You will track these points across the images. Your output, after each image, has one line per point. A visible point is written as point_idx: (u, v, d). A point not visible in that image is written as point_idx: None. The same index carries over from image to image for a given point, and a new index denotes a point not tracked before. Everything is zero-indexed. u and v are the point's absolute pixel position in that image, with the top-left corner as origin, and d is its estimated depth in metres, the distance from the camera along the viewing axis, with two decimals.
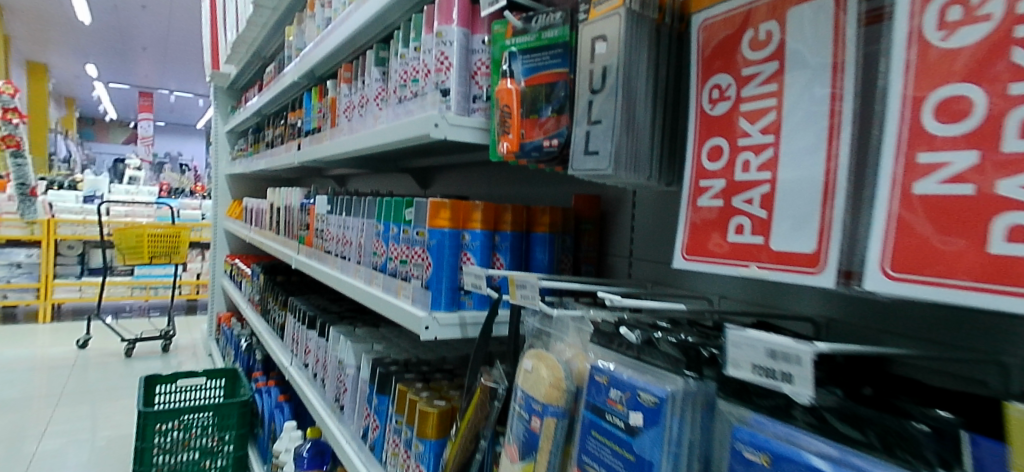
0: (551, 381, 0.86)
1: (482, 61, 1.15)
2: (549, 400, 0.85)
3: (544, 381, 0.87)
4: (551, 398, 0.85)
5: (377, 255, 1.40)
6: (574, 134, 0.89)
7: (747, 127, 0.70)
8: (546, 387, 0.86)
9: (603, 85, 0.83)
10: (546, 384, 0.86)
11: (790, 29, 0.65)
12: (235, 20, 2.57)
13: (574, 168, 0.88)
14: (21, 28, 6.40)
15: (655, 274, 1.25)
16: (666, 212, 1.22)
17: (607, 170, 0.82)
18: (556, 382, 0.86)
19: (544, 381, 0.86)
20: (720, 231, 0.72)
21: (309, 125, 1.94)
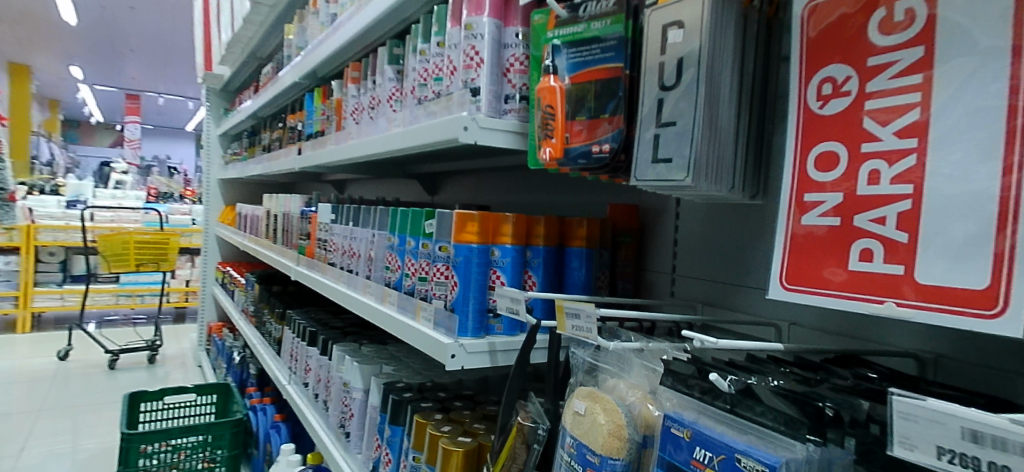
0: (609, 427, 0.71)
1: (516, 56, 1.01)
2: (606, 451, 0.70)
3: (600, 426, 0.72)
4: (609, 450, 0.70)
5: (390, 271, 1.25)
6: (637, 137, 0.75)
7: (875, 129, 0.57)
8: (602, 433, 0.71)
9: (679, 80, 0.70)
10: (603, 431, 0.71)
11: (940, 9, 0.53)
12: (230, 18, 2.42)
13: (638, 178, 0.75)
14: (3, 28, 6.20)
15: (707, 294, 1.12)
16: (717, 225, 1.10)
17: (683, 181, 0.69)
18: (615, 429, 0.71)
19: (600, 428, 0.71)
20: (836, 255, 0.59)
21: (310, 128, 1.80)
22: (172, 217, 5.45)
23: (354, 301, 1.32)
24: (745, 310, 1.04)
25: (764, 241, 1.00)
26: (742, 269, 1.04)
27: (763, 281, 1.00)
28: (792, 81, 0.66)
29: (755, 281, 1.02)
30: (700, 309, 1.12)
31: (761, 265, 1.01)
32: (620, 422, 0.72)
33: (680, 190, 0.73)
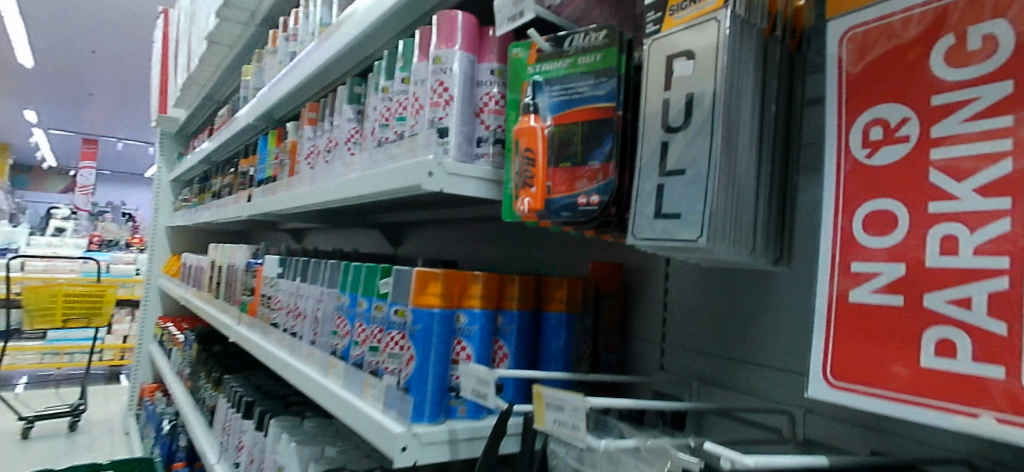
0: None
1: (491, 95, 0.89)
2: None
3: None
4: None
5: (338, 337, 1.06)
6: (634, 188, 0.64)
7: (947, 185, 0.46)
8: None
9: (689, 120, 0.60)
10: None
11: None
12: (185, 59, 2.29)
13: (637, 237, 0.64)
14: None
15: (702, 369, 0.97)
16: (711, 291, 0.96)
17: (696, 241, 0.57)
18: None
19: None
20: (901, 342, 0.48)
21: (262, 174, 1.65)
22: (115, 266, 5.13)
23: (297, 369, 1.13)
24: (748, 391, 0.89)
25: (763, 310, 0.87)
26: (736, 341, 0.91)
27: (770, 358, 0.86)
28: (828, 124, 0.56)
29: (755, 357, 0.88)
30: (695, 387, 0.97)
31: (763, 337, 0.87)
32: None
33: (690, 254, 0.61)
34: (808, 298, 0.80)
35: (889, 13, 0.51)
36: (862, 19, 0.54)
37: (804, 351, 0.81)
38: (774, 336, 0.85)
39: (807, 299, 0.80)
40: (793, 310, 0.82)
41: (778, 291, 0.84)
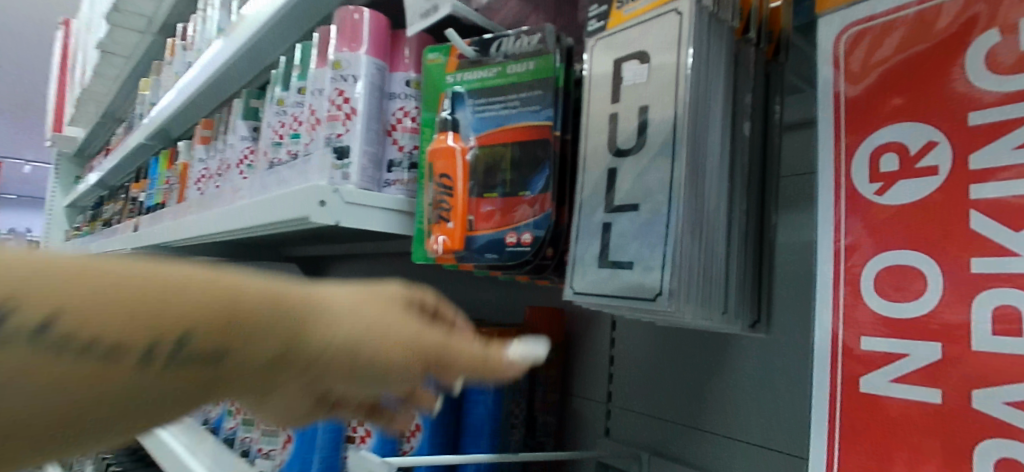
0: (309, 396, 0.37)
1: (405, 110, 0.73)
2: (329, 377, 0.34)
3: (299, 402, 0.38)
4: (117, 367, 0.27)
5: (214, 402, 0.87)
6: (573, 228, 0.52)
7: (1000, 237, 0.34)
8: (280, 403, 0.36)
9: (644, 140, 0.47)
10: (343, 321, 0.34)
11: None
12: (79, 71, 2.04)
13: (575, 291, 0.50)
14: None
15: (652, 437, 0.83)
16: (663, 347, 0.83)
17: (653, 299, 0.43)
18: (399, 379, 0.36)
19: (351, 321, 0.34)
20: (941, 454, 0.35)
21: (151, 200, 1.43)
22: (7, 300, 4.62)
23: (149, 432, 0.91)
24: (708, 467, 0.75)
25: (726, 371, 0.73)
26: (695, 405, 0.77)
27: (734, 429, 0.72)
28: (820, 150, 0.43)
29: (714, 426, 0.74)
30: (646, 459, 0.81)
31: (728, 404, 0.73)
32: (447, 373, 0.38)
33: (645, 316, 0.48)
34: (781, 359, 0.67)
35: (903, 5, 0.40)
36: (869, 10, 0.41)
37: (774, 420, 0.68)
38: (741, 403, 0.71)
39: (780, 361, 0.67)
40: (764, 372, 0.69)
41: (743, 349, 0.72)
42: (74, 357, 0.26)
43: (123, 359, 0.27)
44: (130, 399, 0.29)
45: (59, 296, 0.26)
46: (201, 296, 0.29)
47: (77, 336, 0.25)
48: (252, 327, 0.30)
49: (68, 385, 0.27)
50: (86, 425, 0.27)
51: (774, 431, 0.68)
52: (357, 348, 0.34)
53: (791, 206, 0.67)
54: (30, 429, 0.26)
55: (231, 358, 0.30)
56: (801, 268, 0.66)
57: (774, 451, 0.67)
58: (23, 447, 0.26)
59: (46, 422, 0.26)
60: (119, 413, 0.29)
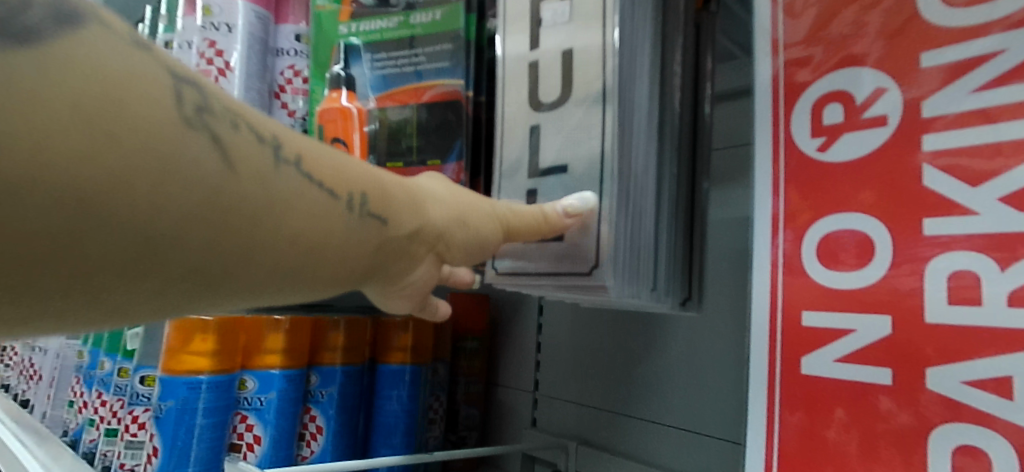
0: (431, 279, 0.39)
1: (295, 68, 0.64)
2: (444, 252, 0.37)
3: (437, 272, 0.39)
4: (332, 206, 0.28)
5: (75, 410, 0.75)
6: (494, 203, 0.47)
7: (957, 194, 0.30)
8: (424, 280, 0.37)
9: (568, 90, 0.42)
10: (432, 202, 0.36)
11: None
12: None
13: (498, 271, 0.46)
14: None
15: (578, 426, 0.78)
16: (588, 330, 0.78)
17: (587, 273, 0.40)
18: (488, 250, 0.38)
19: (439, 203, 0.36)
20: (891, 440, 0.31)
21: None
22: None
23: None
24: (636, 455, 0.70)
25: (655, 355, 0.69)
26: (623, 390, 0.72)
27: (662, 413, 0.68)
28: (755, 103, 0.38)
29: (642, 412, 0.70)
30: (572, 449, 0.76)
31: (657, 388, 0.69)
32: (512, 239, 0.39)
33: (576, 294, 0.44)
34: (712, 342, 0.63)
35: None
36: None
37: (702, 404, 0.64)
38: (670, 387, 0.67)
39: (711, 344, 0.64)
40: (695, 356, 0.65)
41: (670, 329, 0.68)
42: (237, 156, 0.24)
43: (281, 171, 0.25)
44: (298, 215, 0.26)
45: (302, 147, 0.27)
46: (328, 161, 0.29)
47: (317, 176, 0.27)
48: (377, 186, 0.31)
49: (276, 218, 0.25)
50: (265, 225, 0.25)
51: (703, 414, 0.64)
52: (462, 219, 0.37)
53: (723, 180, 0.63)
54: (266, 264, 0.25)
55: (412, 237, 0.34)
56: (734, 247, 0.62)
57: (703, 435, 0.64)
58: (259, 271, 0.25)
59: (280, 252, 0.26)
60: (320, 251, 0.28)
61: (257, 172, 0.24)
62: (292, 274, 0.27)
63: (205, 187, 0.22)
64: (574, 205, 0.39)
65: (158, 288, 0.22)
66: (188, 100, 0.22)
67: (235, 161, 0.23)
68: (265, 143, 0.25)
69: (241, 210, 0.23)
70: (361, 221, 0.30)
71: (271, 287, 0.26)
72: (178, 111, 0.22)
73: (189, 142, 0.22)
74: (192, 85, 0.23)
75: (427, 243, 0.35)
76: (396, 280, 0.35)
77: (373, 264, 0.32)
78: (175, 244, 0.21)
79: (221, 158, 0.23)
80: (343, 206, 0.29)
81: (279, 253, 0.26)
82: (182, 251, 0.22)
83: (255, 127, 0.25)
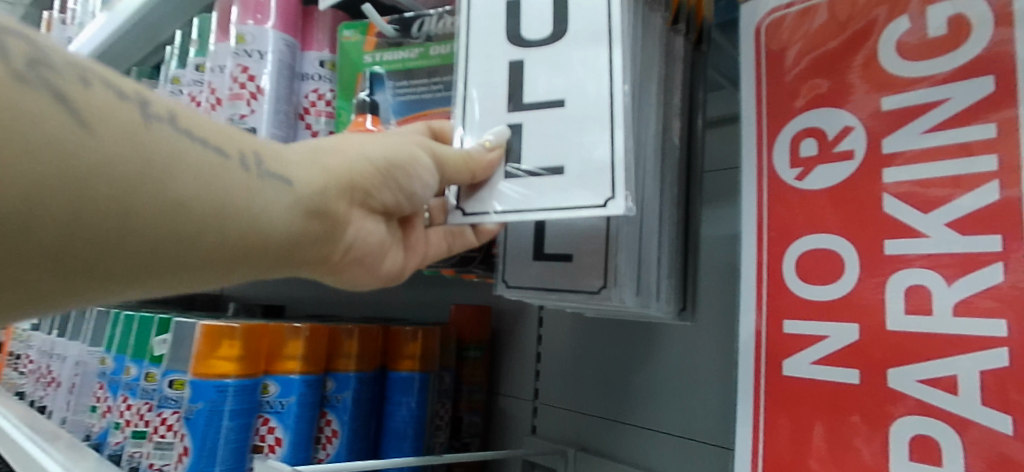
0: (360, 239, 0.44)
1: (319, 92, 0.68)
2: (356, 196, 0.41)
3: (371, 224, 0.44)
4: (220, 161, 0.32)
5: (97, 415, 0.79)
6: (456, 131, 0.46)
7: (912, 219, 0.35)
8: (354, 232, 0.42)
9: (563, 30, 0.43)
10: (332, 154, 0.40)
11: (1010, 26, 0.33)
12: None
13: (465, 213, 0.44)
14: None
15: (577, 432, 0.82)
16: (587, 340, 0.82)
17: (603, 205, 0.38)
18: (413, 185, 0.43)
19: (341, 155, 0.40)
20: (858, 434, 0.36)
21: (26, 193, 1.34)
22: None
23: (20, 456, 0.79)
24: (632, 459, 0.75)
25: (650, 362, 0.74)
26: (620, 398, 0.77)
27: (658, 420, 0.72)
28: (742, 136, 0.43)
29: (639, 417, 0.74)
30: (572, 455, 0.80)
31: (652, 395, 0.73)
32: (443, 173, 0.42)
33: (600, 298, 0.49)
34: (702, 348, 0.68)
35: None
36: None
37: (696, 409, 0.69)
38: (665, 393, 0.72)
39: (702, 349, 0.68)
40: (686, 362, 0.70)
41: (665, 338, 0.72)
42: (93, 112, 0.27)
43: (150, 128, 0.29)
44: (180, 177, 0.29)
45: (167, 105, 0.31)
46: (205, 125, 0.33)
47: (188, 129, 0.31)
48: (269, 147, 0.36)
49: (149, 177, 0.28)
50: (143, 184, 0.28)
51: (696, 418, 0.69)
52: (370, 161, 0.41)
53: (713, 199, 0.68)
54: (149, 221, 0.29)
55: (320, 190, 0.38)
56: (721, 262, 0.67)
57: (696, 440, 0.68)
58: (140, 229, 0.28)
59: (159, 211, 0.29)
60: (214, 208, 0.31)
61: (121, 127, 0.27)
62: (184, 233, 0.30)
63: (59, 149, 0.25)
64: (491, 139, 0.43)
65: (34, 253, 0.26)
66: (16, 57, 0.25)
67: (95, 119, 0.27)
68: (128, 100, 0.29)
69: (104, 171, 0.26)
70: (260, 174, 0.33)
71: (165, 248, 0.30)
72: (12, 71, 0.25)
73: (28, 102, 0.24)
74: (26, 47, 0.26)
75: (341, 195, 0.39)
76: (323, 238, 0.39)
77: (291, 220, 0.36)
78: (36, 215, 0.25)
79: (78, 116, 0.26)
80: (232, 163, 0.32)
81: (165, 214, 0.29)
82: (50, 216, 0.25)
83: (118, 89, 0.29)
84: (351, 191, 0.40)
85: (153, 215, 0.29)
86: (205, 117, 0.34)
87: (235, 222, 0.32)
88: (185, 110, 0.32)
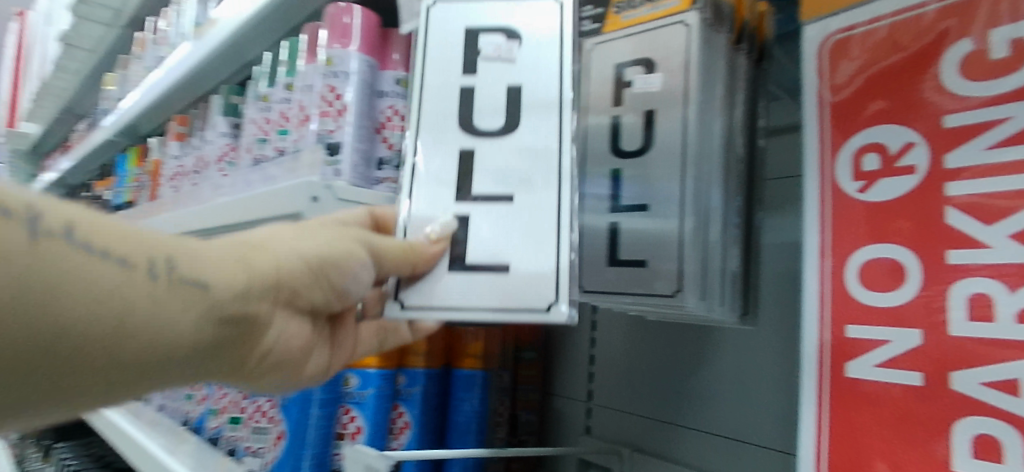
0: (282, 337, 0.45)
1: (395, 108, 0.73)
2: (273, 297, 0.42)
3: (293, 324, 0.47)
4: (125, 273, 0.33)
5: (193, 402, 0.87)
6: (401, 203, 0.44)
7: (974, 231, 0.37)
8: (273, 333, 0.44)
9: (517, 122, 0.45)
10: (261, 252, 0.41)
11: None
12: (39, 68, 2.01)
13: (404, 307, 0.42)
14: None
15: (632, 432, 0.85)
16: (642, 343, 0.85)
17: (547, 310, 0.41)
18: (345, 280, 0.45)
19: (270, 254, 0.42)
20: (919, 433, 0.38)
21: (120, 200, 1.49)
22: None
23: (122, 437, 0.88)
24: (688, 460, 0.77)
25: (705, 366, 0.76)
26: (675, 401, 0.79)
27: (713, 423, 0.75)
28: (806, 152, 0.46)
29: (694, 420, 0.77)
30: (626, 454, 0.83)
31: (708, 399, 0.76)
32: (381, 264, 0.42)
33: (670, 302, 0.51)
34: (761, 351, 0.70)
35: (879, 17, 0.43)
36: (849, 22, 0.44)
37: (753, 413, 0.71)
38: (720, 397, 0.74)
39: (760, 354, 0.70)
40: (743, 368, 0.72)
41: (721, 343, 0.74)
42: None
43: (45, 243, 0.30)
44: (66, 296, 0.30)
45: (70, 217, 0.32)
46: (110, 231, 0.33)
47: (91, 240, 0.32)
48: (190, 247, 0.36)
49: (31, 297, 0.29)
50: (24, 304, 0.29)
51: (753, 420, 0.71)
52: (297, 261, 0.43)
53: (774, 207, 0.70)
54: (29, 338, 0.30)
55: (240, 296, 0.39)
56: (782, 270, 0.68)
57: (752, 443, 0.70)
58: (19, 346, 0.29)
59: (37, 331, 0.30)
60: (106, 325, 0.32)
61: (5, 249, 0.28)
62: (69, 351, 0.31)
63: None
64: (435, 231, 0.43)
65: None
66: None
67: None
68: (18, 217, 0.29)
69: None
70: (173, 284, 0.34)
71: (47, 367, 0.31)
72: None
73: None
74: None
75: (261, 296, 0.41)
76: (239, 339, 0.41)
77: (199, 329, 0.37)
78: None
79: None
80: (141, 273, 0.33)
81: (46, 336, 0.30)
82: None
83: (7, 201, 0.30)
84: (275, 293, 0.42)
85: (33, 334, 0.30)
86: (116, 226, 0.34)
87: (130, 338, 0.33)
88: (92, 219, 0.33)
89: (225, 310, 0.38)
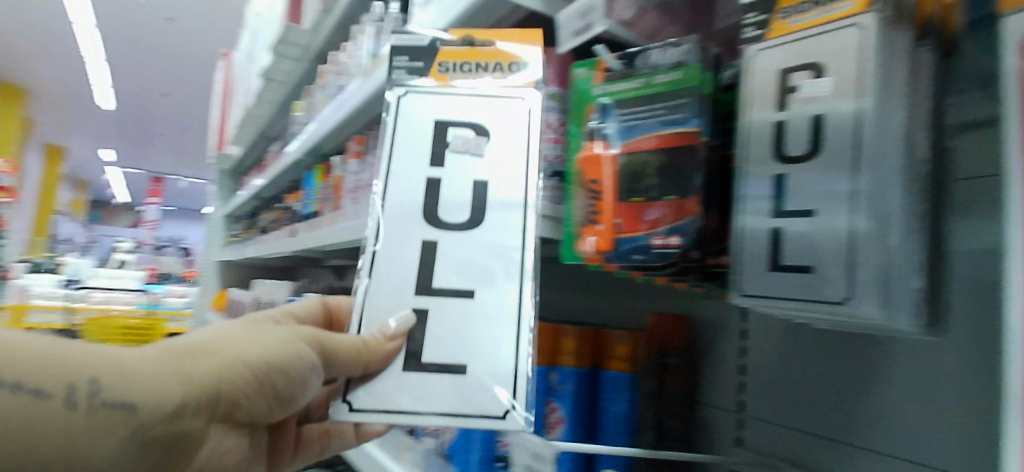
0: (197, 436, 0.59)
1: (548, 122, 0.80)
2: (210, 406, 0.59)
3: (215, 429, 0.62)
4: (61, 407, 0.48)
5: None
6: (363, 283, 0.61)
7: None
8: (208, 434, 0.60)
9: (477, 221, 0.62)
10: (203, 366, 0.57)
11: None
12: (244, 99, 2.36)
13: (354, 408, 0.56)
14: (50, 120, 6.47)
15: (787, 447, 0.80)
16: (796, 355, 0.81)
17: (502, 416, 0.56)
18: (275, 378, 0.60)
19: (207, 367, 0.57)
20: None
21: (309, 209, 1.71)
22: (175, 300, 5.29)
23: None
24: None
25: (878, 382, 0.71)
26: (841, 416, 0.75)
27: (888, 443, 0.70)
28: (1010, 152, 0.43)
29: (864, 438, 0.72)
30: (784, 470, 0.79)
31: (881, 417, 0.71)
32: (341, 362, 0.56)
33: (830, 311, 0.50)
34: (947, 368, 0.65)
35: None
36: None
37: (938, 434, 0.65)
38: (896, 415, 0.69)
39: (947, 370, 0.65)
40: (924, 385, 0.67)
41: (896, 357, 0.70)
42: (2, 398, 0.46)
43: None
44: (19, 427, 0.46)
45: (54, 369, 0.49)
46: (79, 365, 0.50)
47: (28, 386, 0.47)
48: (125, 375, 0.52)
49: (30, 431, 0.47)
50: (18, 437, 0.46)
51: (939, 442, 0.65)
52: (217, 375, 0.57)
53: (962, 210, 0.64)
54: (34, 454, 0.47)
55: (177, 410, 0.54)
56: (972, 279, 0.63)
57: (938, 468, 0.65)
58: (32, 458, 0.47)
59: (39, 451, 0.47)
60: (81, 440, 0.50)
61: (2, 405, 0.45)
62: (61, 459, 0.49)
63: None
64: (395, 326, 0.59)
65: None
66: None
67: None
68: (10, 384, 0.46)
69: None
70: (113, 408, 0.50)
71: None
72: None
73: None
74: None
75: (201, 406, 0.57)
76: (175, 441, 0.56)
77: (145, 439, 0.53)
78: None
79: None
80: (76, 406, 0.49)
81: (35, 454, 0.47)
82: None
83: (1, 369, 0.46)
84: (209, 402, 0.58)
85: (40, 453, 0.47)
86: (94, 365, 0.51)
87: (97, 449, 0.51)
88: (76, 363, 0.51)
89: (150, 430, 0.53)
